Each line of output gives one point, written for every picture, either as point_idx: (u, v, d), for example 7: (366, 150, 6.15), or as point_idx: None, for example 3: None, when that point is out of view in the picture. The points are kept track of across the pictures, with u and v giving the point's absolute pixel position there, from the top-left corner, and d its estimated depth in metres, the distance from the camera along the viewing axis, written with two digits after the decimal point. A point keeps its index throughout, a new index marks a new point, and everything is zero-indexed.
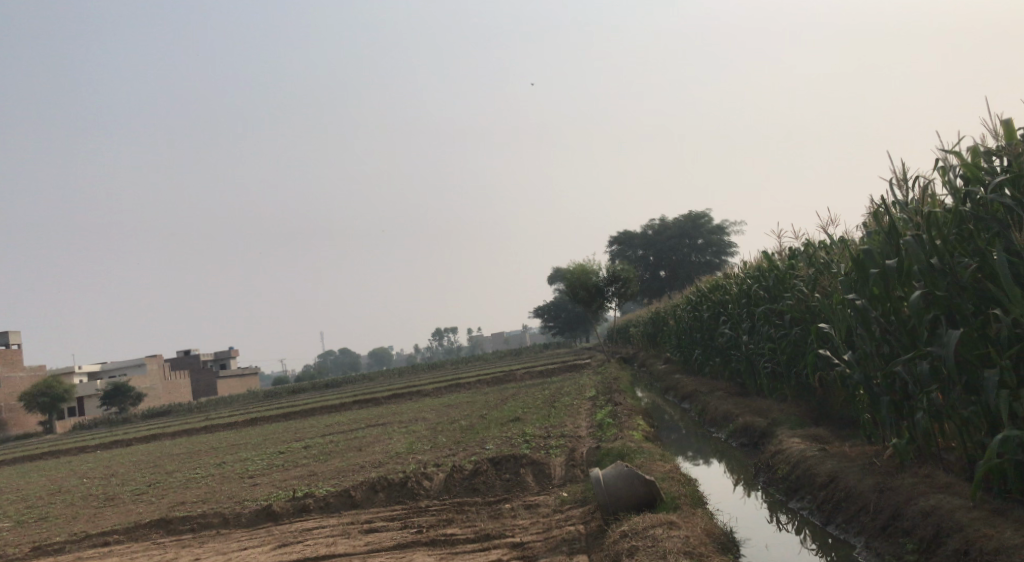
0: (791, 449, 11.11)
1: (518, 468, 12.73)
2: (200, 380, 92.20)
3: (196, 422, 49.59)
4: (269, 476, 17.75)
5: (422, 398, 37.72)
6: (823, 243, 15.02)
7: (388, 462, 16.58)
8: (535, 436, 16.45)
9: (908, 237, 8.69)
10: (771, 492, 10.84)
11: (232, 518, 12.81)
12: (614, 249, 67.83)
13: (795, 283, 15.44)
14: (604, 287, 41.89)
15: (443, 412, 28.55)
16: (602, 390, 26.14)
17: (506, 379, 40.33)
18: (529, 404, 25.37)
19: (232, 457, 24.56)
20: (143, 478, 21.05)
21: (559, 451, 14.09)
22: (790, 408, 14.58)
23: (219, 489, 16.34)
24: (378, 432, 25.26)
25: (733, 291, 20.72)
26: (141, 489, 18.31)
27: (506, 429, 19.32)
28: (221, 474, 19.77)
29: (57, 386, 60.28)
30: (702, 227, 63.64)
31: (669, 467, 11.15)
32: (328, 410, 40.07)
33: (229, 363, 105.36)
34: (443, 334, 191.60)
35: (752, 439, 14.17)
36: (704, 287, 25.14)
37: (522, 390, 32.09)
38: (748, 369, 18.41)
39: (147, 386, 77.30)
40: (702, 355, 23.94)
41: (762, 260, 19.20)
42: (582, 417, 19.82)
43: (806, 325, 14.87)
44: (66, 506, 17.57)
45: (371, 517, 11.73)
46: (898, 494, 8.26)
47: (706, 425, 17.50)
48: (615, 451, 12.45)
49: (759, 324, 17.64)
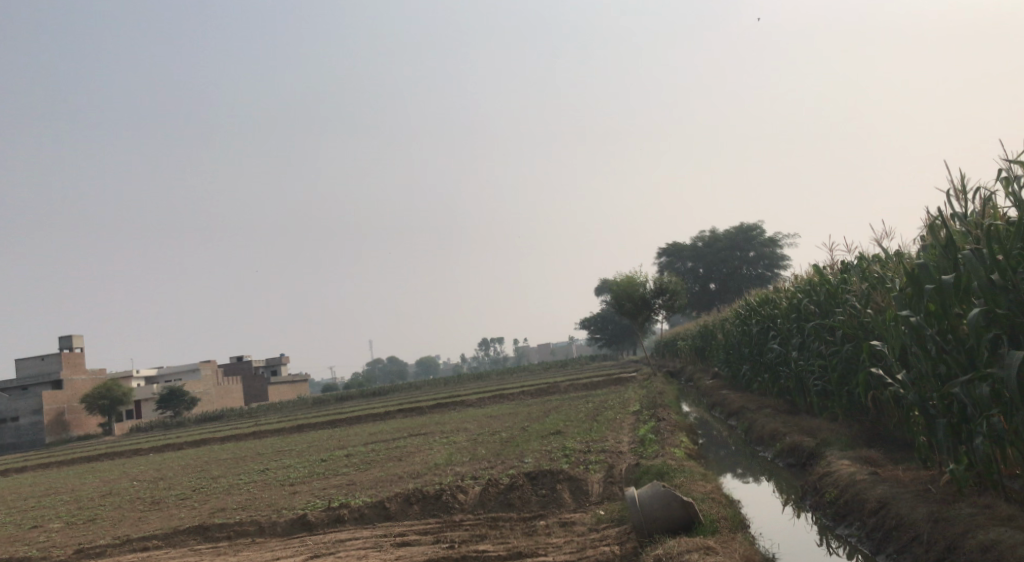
0: (840, 473, 10.61)
1: (554, 484, 12.43)
2: (252, 385, 93.63)
3: (246, 427, 50.20)
4: (309, 484, 17.73)
5: (466, 408, 37.59)
6: (877, 256, 14.47)
7: (426, 473, 16.41)
8: (575, 450, 16.12)
9: (968, 251, 8.22)
10: (818, 517, 10.37)
11: (267, 527, 12.76)
12: (663, 260, 67.14)
13: (848, 297, 14.91)
14: (651, 299, 41.30)
15: (485, 424, 28.34)
16: (646, 404, 25.68)
17: (551, 390, 39.99)
18: (572, 417, 25.03)
19: (276, 463, 24.69)
20: (189, 482, 21.26)
21: (598, 467, 13.75)
22: (840, 428, 14.01)
23: (259, 496, 16.35)
24: (420, 442, 25.16)
25: (783, 306, 20.13)
26: (185, 494, 18.44)
27: (546, 443, 19.02)
28: (263, 481, 19.84)
29: (115, 389, 61.74)
30: (754, 240, 62.46)
31: (710, 487, 10.75)
32: (373, 419, 40.18)
33: (280, 369, 106.85)
34: (490, 344, 191.82)
35: (800, 459, 13.64)
36: (753, 300, 24.55)
37: (566, 402, 31.72)
38: (798, 386, 17.82)
39: (200, 391, 78.71)
40: (751, 370, 23.35)
41: (814, 273, 18.61)
42: (625, 431, 19.44)
43: (859, 342, 14.31)
44: (112, 509, 17.78)
45: (405, 530, 11.55)
46: (954, 525, 7.77)
47: (753, 443, 16.97)
48: (654, 469, 12.08)
49: (809, 340, 17.07)
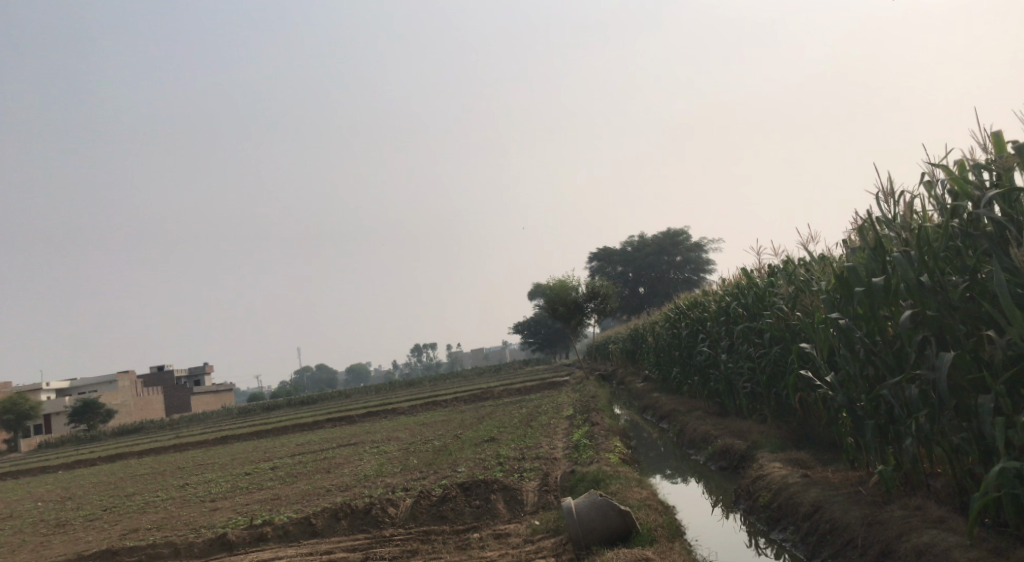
0: (773, 476, 10.62)
1: (488, 494, 12.14)
2: (174, 396, 90.59)
3: (167, 440, 48.38)
4: (231, 500, 17.01)
5: (397, 416, 36.99)
6: (803, 259, 14.67)
7: (355, 485, 15.91)
8: (508, 458, 15.87)
9: (896, 254, 8.27)
10: (751, 521, 10.36)
11: (185, 548, 12.11)
12: (593, 265, 67.61)
13: (775, 300, 15.09)
14: (583, 303, 41.44)
15: (416, 432, 27.87)
16: (579, 408, 25.63)
17: (483, 396, 39.71)
18: (505, 423, 24.78)
19: (197, 478, 23.73)
20: (103, 501, 20.23)
21: (532, 475, 13.52)
22: (770, 430, 14.11)
23: (177, 514, 15.59)
24: (349, 452, 24.53)
25: (712, 309, 20.33)
26: (97, 514, 17.49)
27: (479, 451, 18.71)
28: (183, 497, 18.99)
29: (24, 404, 58.78)
30: (681, 244, 63.44)
31: (645, 494, 10.62)
32: (300, 429, 39.18)
33: (203, 379, 103.64)
34: (421, 350, 190.38)
35: (732, 462, 13.69)
36: (683, 304, 24.78)
37: (498, 408, 31.47)
38: (727, 388, 17.96)
39: (118, 403, 75.71)
40: (681, 373, 23.54)
41: (742, 276, 18.82)
42: (558, 437, 19.28)
43: (787, 344, 14.47)
44: (16, 532, 16.70)
45: (332, 547, 11.11)
46: (889, 528, 7.78)
47: (685, 446, 17.01)
48: (589, 476, 11.91)
49: (738, 342, 17.23)
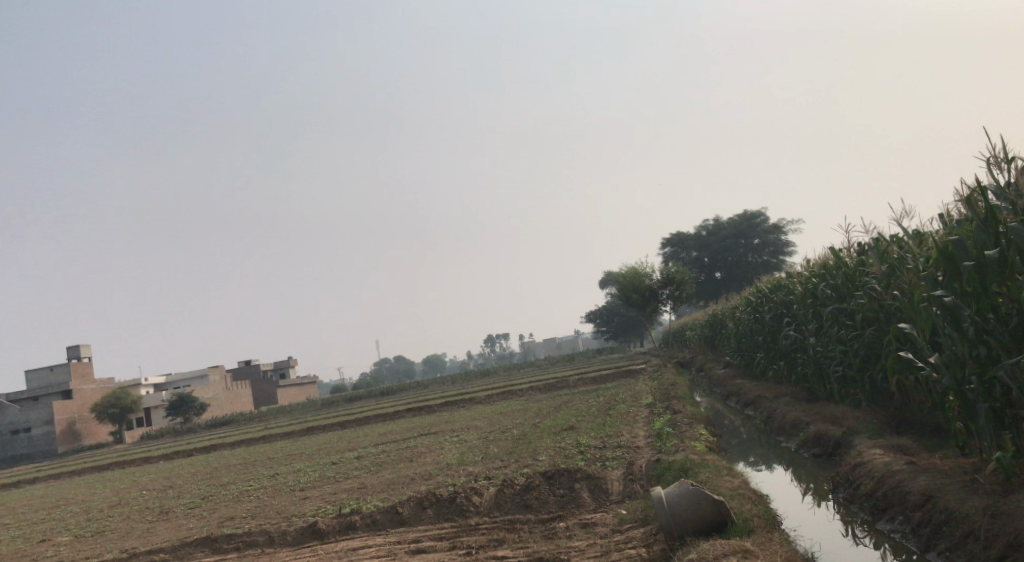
0: (874, 463, 10.10)
1: (572, 483, 11.92)
2: (260, 389, 93.37)
3: (255, 431, 49.74)
4: (319, 489, 17.25)
5: (475, 406, 37.14)
6: (896, 236, 13.98)
7: (438, 474, 15.91)
8: (590, 446, 15.63)
9: (1015, 224, 7.69)
10: (852, 509, 9.87)
11: (277, 536, 12.27)
12: (666, 251, 66.47)
13: (866, 280, 14.42)
14: (658, 289, 40.78)
15: (495, 421, 27.86)
16: (659, 396, 25.20)
17: (560, 385, 39.52)
18: (584, 412, 24.52)
19: (285, 468, 24.25)
20: (199, 490, 20.84)
21: (616, 464, 13.23)
22: (865, 415, 13.49)
23: (269, 503, 15.88)
24: (430, 441, 24.68)
25: (797, 291, 19.62)
26: (194, 503, 17.98)
27: (559, 439, 18.50)
28: (273, 487, 19.38)
29: (124, 398, 61.47)
30: (759, 227, 61.76)
31: (737, 482, 10.22)
32: (381, 419, 39.73)
33: (287, 372, 106.44)
34: (496, 340, 191.32)
35: (826, 449, 13.13)
36: (764, 287, 24.02)
37: (576, 396, 31.24)
38: (816, 373, 17.29)
39: (209, 396, 78.40)
40: (765, 358, 22.83)
41: (829, 256, 18.09)
42: (640, 425, 18.94)
43: (881, 326, 13.82)
44: (121, 519, 17.30)
45: (419, 536, 11.08)
46: (1017, 520, 7.25)
47: (773, 433, 16.46)
48: (676, 465, 11.56)
49: (827, 325, 16.56)
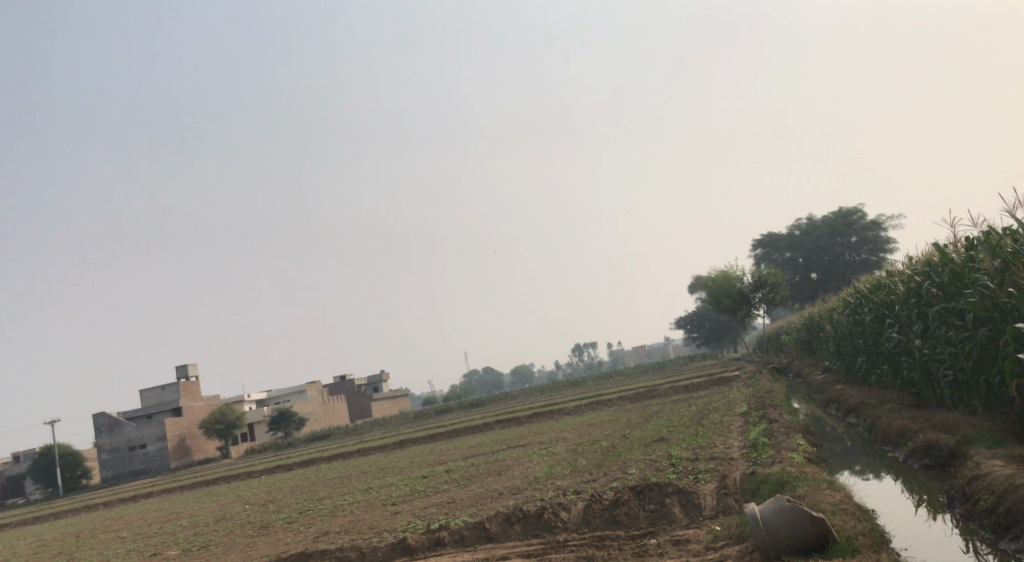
0: (994, 475, 9.33)
1: (662, 498, 11.48)
2: (355, 403, 95.39)
3: (351, 445, 50.69)
4: (410, 503, 17.27)
5: (564, 416, 36.81)
6: (1009, 229, 13.02)
7: (527, 488, 15.68)
8: (682, 458, 15.09)
9: None
10: (970, 527, 9.12)
11: (368, 552, 12.25)
12: (758, 253, 64.93)
13: (977, 277, 13.48)
14: (750, 293, 39.55)
15: (585, 432, 27.45)
16: (754, 404, 24.34)
17: (650, 394, 38.76)
18: (675, 422, 23.91)
19: (379, 481, 24.48)
20: (297, 504, 21.21)
21: (709, 477, 12.71)
22: (981, 422, 12.55)
23: (362, 518, 15.95)
24: (520, 454, 24.50)
25: (900, 291, 18.58)
26: (292, 517, 18.27)
27: (649, 451, 17.98)
28: (366, 501, 19.54)
29: (229, 414, 63.72)
30: (856, 224, 59.25)
31: (839, 497, 9.61)
32: (472, 431, 39.83)
33: (381, 385, 108.32)
34: (585, 349, 190.15)
35: (938, 460, 12.27)
36: (863, 287, 22.89)
37: (668, 406, 30.50)
38: (924, 377, 16.26)
39: (307, 411, 80.54)
40: (866, 362, 21.71)
41: (933, 253, 17.04)
42: (734, 435, 18.27)
43: (996, 326, 12.88)
44: (223, 533, 17.71)
45: (507, 553, 10.86)
46: None
47: (878, 441, 15.54)
48: (773, 478, 10.98)
49: (934, 326, 15.58)
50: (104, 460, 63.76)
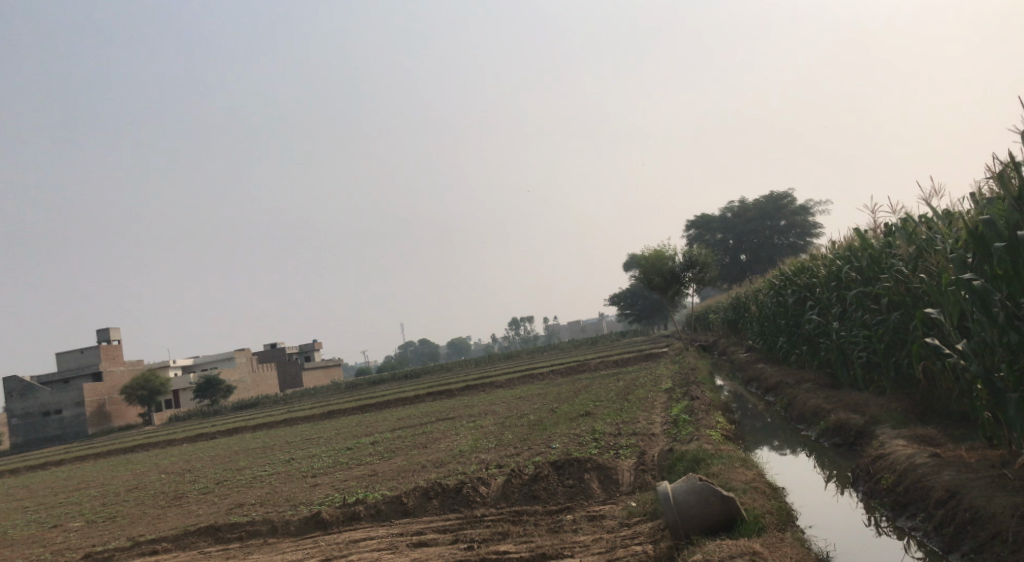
0: (897, 455, 9.60)
1: (581, 474, 11.53)
2: (286, 371, 93.96)
3: (278, 414, 49.89)
4: (330, 475, 17.00)
5: (495, 390, 36.85)
6: (925, 216, 13.39)
7: (450, 462, 15.59)
8: (604, 434, 15.20)
9: None
10: (872, 504, 9.39)
11: (280, 526, 12.00)
12: (691, 233, 65.88)
13: (892, 262, 13.85)
14: (681, 273, 40.17)
15: (513, 405, 27.52)
16: (678, 381, 24.72)
17: (580, 369, 39.06)
18: (602, 397, 24.12)
19: (302, 452, 24.09)
20: (215, 474, 20.69)
21: (629, 453, 12.83)
22: (890, 403, 12.94)
23: (279, 490, 15.63)
24: (447, 426, 24.41)
25: (821, 274, 19.03)
26: (208, 487, 17.82)
27: (574, 426, 18.12)
28: (287, 472, 19.17)
29: (153, 380, 62.00)
30: (785, 208, 60.73)
31: (751, 475, 9.76)
32: (401, 403, 39.58)
33: (312, 354, 106.83)
34: (520, 324, 190.98)
35: (847, 439, 12.61)
36: (788, 270, 23.41)
37: (596, 381, 30.81)
38: (840, 358, 16.71)
39: (236, 379, 78.96)
40: (787, 343, 22.27)
41: (854, 238, 17.47)
42: (657, 411, 18.51)
43: (907, 311, 13.28)
44: (135, 503, 17.16)
45: (423, 527, 10.76)
46: None
47: (793, 420, 15.93)
48: (689, 455, 11.12)
49: (851, 309, 15.99)
50: (17, 425, 61.31)
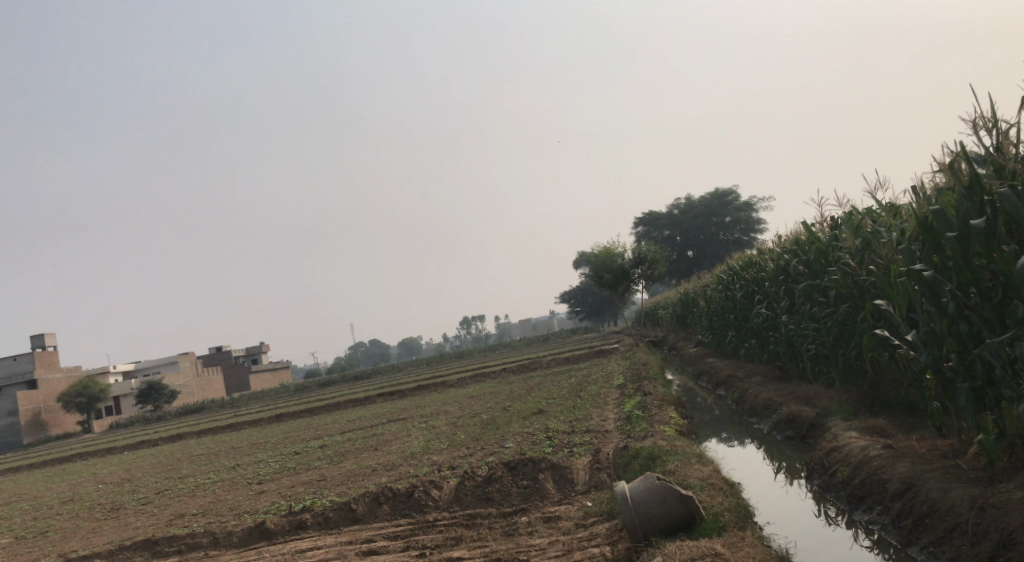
0: (851, 447, 9.58)
1: (536, 474, 11.31)
2: (232, 375, 92.07)
3: (223, 419, 48.67)
4: (277, 482, 16.49)
5: (446, 389, 36.51)
6: (870, 210, 13.51)
7: (401, 464, 15.25)
8: (558, 432, 15.00)
9: (1012, 189, 7.29)
10: (828, 498, 9.34)
11: (222, 538, 11.52)
12: (639, 230, 66.33)
13: (840, 255, 13.94)
14: (630, 269, 40.29)
15: (465, 405, 27.23)
16: (630, 376, 24.73)
17: (532, 366, 38.93)
18: (554, 394, 23.99)
19: (247, 458, 23.42)
20: (156, 484, 19.95)
21: (583, 451, 12.67)
22: (839, 395, 13.00)
23: (223, 499, 15.09)
24: (398, 428, 24.01)
25: (769, 268, 19.15)
26: (148, 497, 17.15)
27: (528, 424, 17.91)
28: (231, 479, 18.56)
29: (93, 386, 60.03)
30: (730, 204, 61.80)
31: (708, 471, 9.64)
32: (351, 405, 38.93)
33: (259, 357, 105.01)
34: (471, 322, 190.63)
35: (799, 431, 12.63)
36: (736, 264, 23.57)
37: (548, 378, 30.65)
38: (789, 351, 16.81)
39: (180, 384, 76.96)
40: (736, 337, 22.41)
41: (801, 232, 17.58)
42: (609, 408, 18.43)
43: (855, 303, 13.38)
44: (70, 516, 16.42)
45: (373, 535, 10.43)
46: (1007, 516, 6.70)
47: (745, 414, 15.96)
48: (645, 452, 10.97)
49: (800, 303, 16.09)
50: None
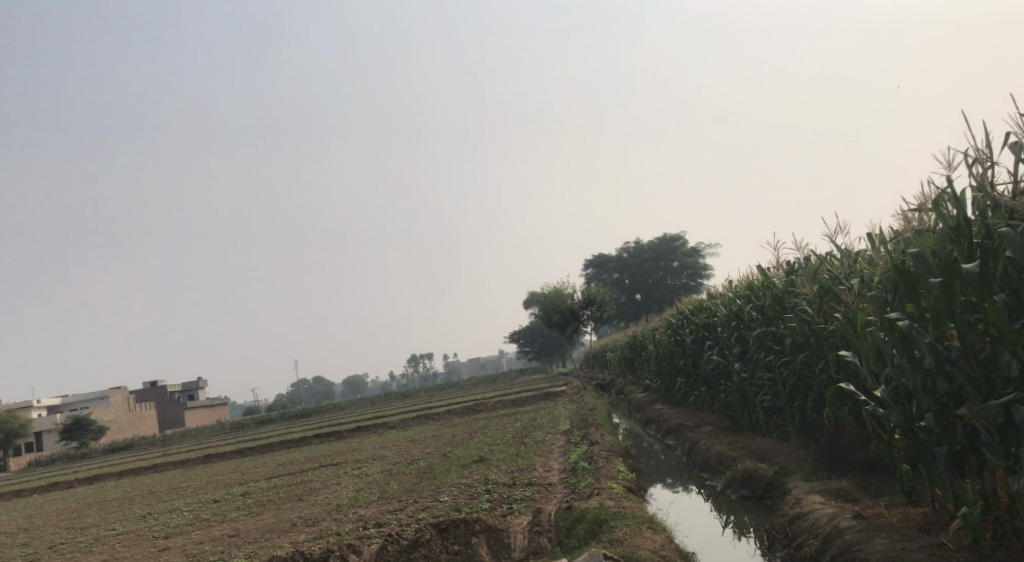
0: (818, 515, 8.66)
1: (468, 538, 10.10)
2: (166, 411, 88.42)
3: (148, 459, 45.88)
4: (186, 536, 14.89)
5: (385, 432, 34.92)
6: (827, 254, 12.79)
7: (325, 518, 13.87)
8: (498, 484, 13.79)
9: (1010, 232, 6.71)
10: None
11: None
12: (589, 272, 65.92)
13: (796, 301, 13.13)
14: (579, 310, 39.42)
15: (403, 450, 25.79)
16: (577, 422, 23.71)
17: (477, 408, 37.60)
18: (497, 440, 22.79)
19: (162, 506, 21.58)
20: (54, 535, 18.05)
21: (523, 509, 11.50)
22: (796, 451, 12.15)
23: (122, 556, 13.48)
24: (329, 474, 22.51)
25: (721, 313, 18.38)
26: (39, 552, 15.40)
27: (467, 474, 16.69)
28: (139, 531, 16.84)
29: (11, 422, 56.62)
30: (677, 250, 61.64)
31: (660, 541, 8.60)
32: (285, 446, 36.98)
33: (196, 393, 101.47)
34: (419, 361, 188.09)
35: (756, 491, 11.67)
36: (686, 308, 22.86)
37: (492, 423, 29.40)
38: (741, 402, 15.99)
39: (108, 420, 73.39)
40: (685, 383, 21.58)
41: (754, 277, 16.85)
42: (554, 457, 17.33)
43: (814, 351, 12.55)
44: None
45: None
46: None
47: (696, 468, 14.95)
48: (590, 515, 9.86)
49: (753, 350, 15.23)
50: None
